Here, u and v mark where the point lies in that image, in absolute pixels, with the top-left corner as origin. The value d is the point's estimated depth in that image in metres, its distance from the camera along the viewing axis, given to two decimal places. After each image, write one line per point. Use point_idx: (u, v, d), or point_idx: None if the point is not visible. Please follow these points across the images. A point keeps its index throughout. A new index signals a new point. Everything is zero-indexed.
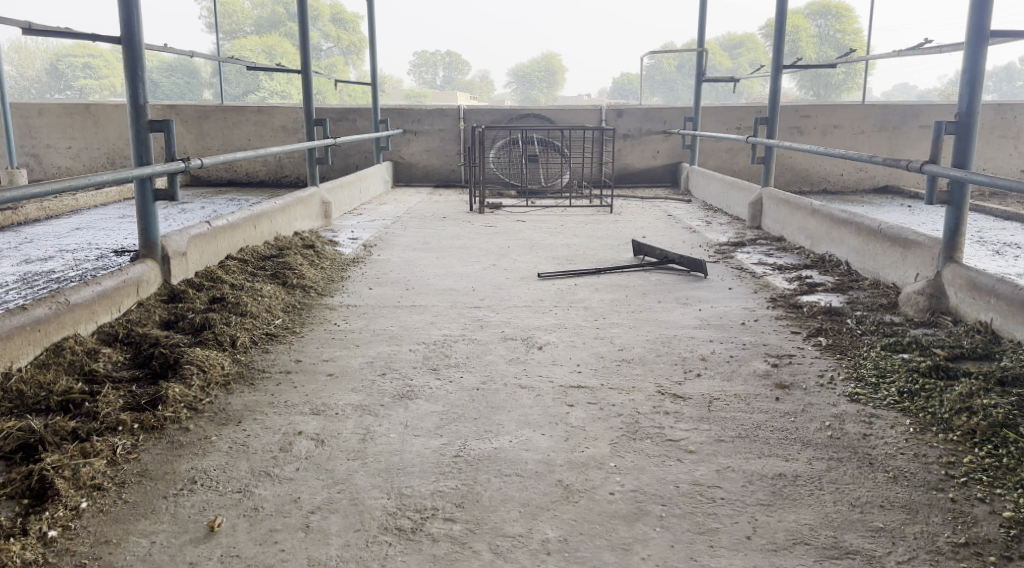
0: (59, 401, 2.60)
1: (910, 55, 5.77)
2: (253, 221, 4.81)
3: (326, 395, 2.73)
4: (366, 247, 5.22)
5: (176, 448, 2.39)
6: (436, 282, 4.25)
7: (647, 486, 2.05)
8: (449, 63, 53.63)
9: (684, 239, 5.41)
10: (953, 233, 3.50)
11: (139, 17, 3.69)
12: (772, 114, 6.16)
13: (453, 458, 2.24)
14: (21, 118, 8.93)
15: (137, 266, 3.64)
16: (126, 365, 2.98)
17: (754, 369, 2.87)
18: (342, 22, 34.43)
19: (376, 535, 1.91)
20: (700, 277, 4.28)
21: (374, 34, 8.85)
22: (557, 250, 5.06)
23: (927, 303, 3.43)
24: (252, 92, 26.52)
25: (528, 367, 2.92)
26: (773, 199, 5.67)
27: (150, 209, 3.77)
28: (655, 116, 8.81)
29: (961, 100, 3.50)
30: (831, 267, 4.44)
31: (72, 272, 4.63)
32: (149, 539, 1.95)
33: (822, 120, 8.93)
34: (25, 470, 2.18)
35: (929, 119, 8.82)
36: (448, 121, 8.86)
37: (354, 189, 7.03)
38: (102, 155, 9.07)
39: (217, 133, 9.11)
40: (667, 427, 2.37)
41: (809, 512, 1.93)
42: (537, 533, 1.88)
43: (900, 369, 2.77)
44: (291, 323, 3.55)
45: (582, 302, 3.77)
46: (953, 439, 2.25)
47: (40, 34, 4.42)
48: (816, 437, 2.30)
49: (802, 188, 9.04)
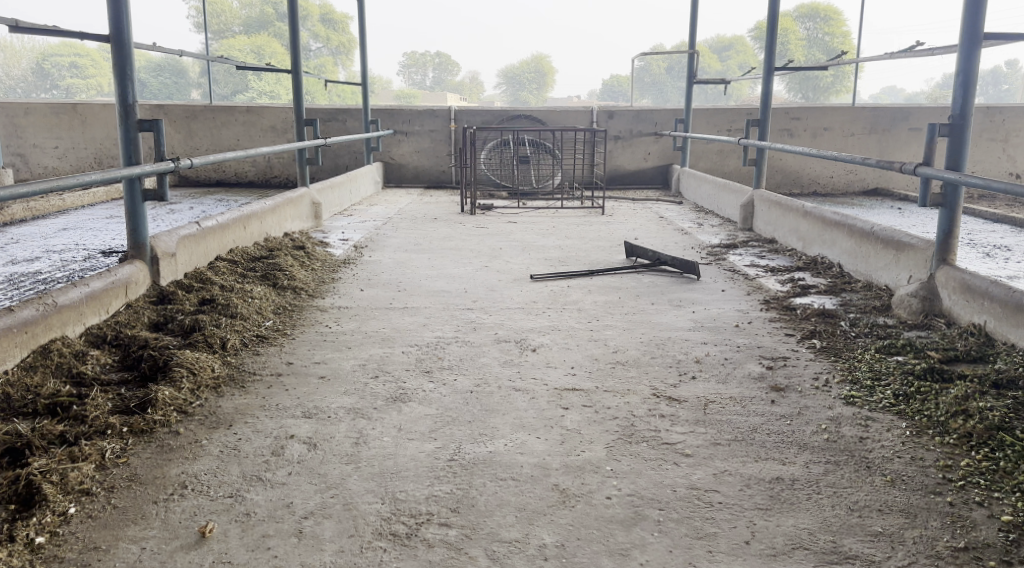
0: (46, 404, 2.56)
1: (903, 58, 5.78)
2: (242, 222, 4.77)
3: (318, 398, 2.71)
4: (357, 248, 5.19)
5: (166, 452, 2.36)
6: (429, 283, 4.22)
7: (644, 490, 2.04)
8: (438, 64, 53.54)
9: (676, 241, 5.40)
10: (946, 236, 3.51)
11: (128, 15, 3.64)
12: (764, 116, 6.15)
13: (448, 462, 2.22)
14: (7, 118, 8.84)
15: (126, 267, 3.60)
16: (114, 367, 2.95)
17: (749, 371, 2.86)
18: (332, 22, 34.32)
19: (371, 541, 1.89)
20: (692, 279, 4.27)
21: (364, 34, 8.81)
22: (550, 252, 5.04)
23: (920, 306, 3.44)
24: (241, 92, 26.39)
25: (523, 369, 2.91)
26: (765, 200, 5.67)
27: (139, 209, 3.73)
28: (646, 118, 8.80)
29: (954, 103, 3.51)
30: (823, 269, 4.45)
31: (59, 273, 4.58)
32: (139, 545, 1.92)
33: (813, 122, 8.94)
34: (12, 475, 2.14)
35: (918, 121, 8.85)
36: (439, 122, 8.83)
37: (344, 190, 7.00)
38: (89, 155, 9.00)
39: (206, 134, 9.04)
40: (664, 431, 2.36)
41: (807, 516, 1.92)
42: (534, 539, 1.86)
43: (895, 371, 2.77)
44: (281, 325, 3.51)
45: (576, 304, 3.76)
46: (950, 442, 2.25)
47: (27, 33, 4.37)
48: (813, 440, 2.29)
49: (792, 190, 9.06)
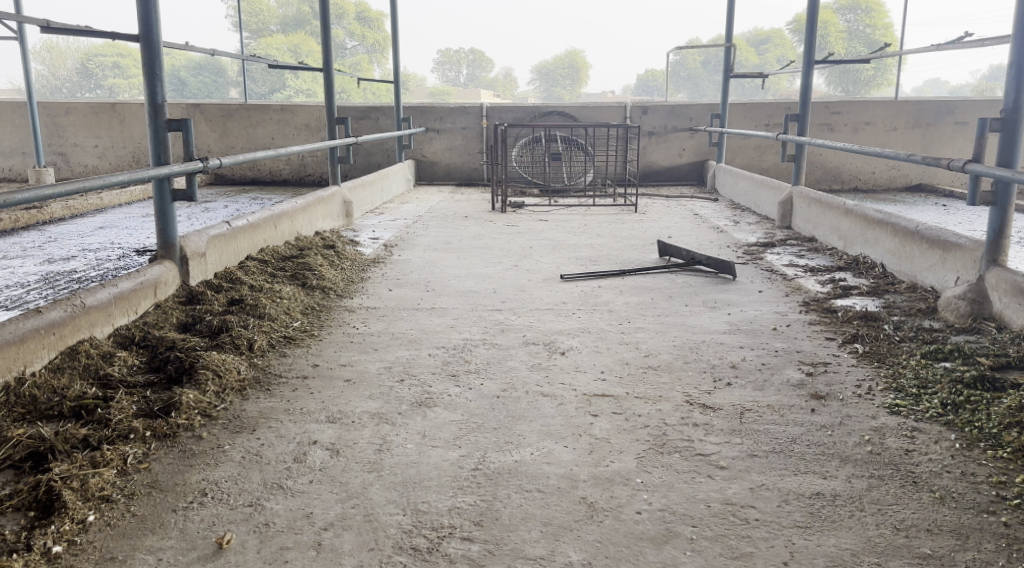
0: (72, 406, 2.54)
1: (947, 50, 5.57)
2: (274, 220, 4.75)
3: (343, 403, 2.65)
4: (387, 247, 5.14)
5: (188, 458, 2.32)
6: (458, 283, 4.16)
7: (676, 506, 1.95)
8: (472, 62, 53.69)
9: (712, 240, 5.27)
10: (997, 234, 3.35)
11: (158, 16, 3.60)
12: (803, 110, 5.96)
13: (472, 471, 2.15)
14: (48, 118, 8.98)
15: (155, 268, 3.58)
16: (141, 368, 2.91)
17: (787, 377, 2.75)
18: (368, 20, 34.47)
19: (391, 555, 1.83)
20: (728, 279, 4.16)
21: (396, 32, 8.78)
22: (581, 251, 4.95)
23: (969, 309, 3.29)
24: (278, 91, 26.73)
25: (551, 373, 2.82)
26: (805, 198, 5.51)
27: (168, 210, 3.71)
28: (681, 113, 8.67)
29: (1007, 97, 3.35)
30: (867, 269, 4.29)
31: (93, 272, 4.60)
32: (155, 556, 1.87)
33: (853, 117, 8.71)
34: (33, 481, 2.11)
35: (964, 115, 8.61)
36: (470, 119, 8.78)
37: (375, 188, 6.95)
38: (127, 154, 9.09)
39: (240, 132, 9.09)
40: (697, 441, 2.26)
41: (850, 536, 1.82)
42: (560, 556, 1.78)
43: (942, 379, 2.64)
44: (309, 326, 3.48)
45: (606, 305, 3.67)
46: (1003, 457, 2.13)
47: (59, 33, 4.37)
48: (855, 453, 2.18)
49: (832, 186, 8.84)
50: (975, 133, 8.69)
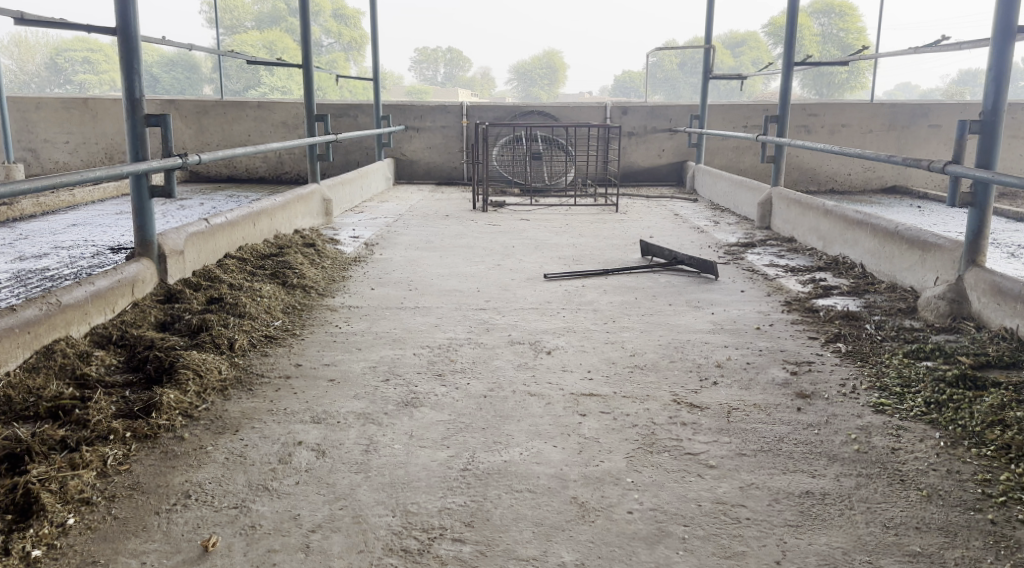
0: (48, 407, 2.49)
1: (924, 52, 5.62)
2: (252, 218, 4.69)
3: (328, 403, 2.61)
4: (368, 246, 5.10)
5: (169, 459, 2.28)
6: (442, 282, 4.14)
7: (667, 505, 1.94)
8: (450, 61, 53.54)
9: (693, 240, 5.29)
10: (975, 235, 3.39)
11: (136, 8, 3.53)
12: (782, 112, 5.99)
13: (461, 472, 2.13)
14: (18, 112, 8.80)
15: (133, 265, 3.52)
16: (119, 368, 2.86)
17: (773, 377, 2.75)
18: (344, 17, 34.27)
19: (381, 557, 1.80)
20: (710, 279, 4.17)
21: (376, 30, 8.73)
22: (563, 250, 4.94)
23: (948, 308, 3.32)
24: (254, 88, 26.45)
25: (538, 373, 2.81)
26: (784, 198, 5.54)
27: (146, 207, 3.64)
28: (660, 113, 8.69)
29: (985, 98, 3.38)
30: (846, 269, 4.32)
31: (66, 269, 4.52)
32: (139, 560, 1.84)
33: (830, 119, 8.79)
34: (10, 483, 2.06)
35: (938, 118, 8.71)
36: (450, 118, 8.74)
37: (354, 186, 6.90)
38: (99, 151, 8.95)
39: (216, 129, 8.98)
40: (686, 440, 2.26)
41: (840, 534, 1.82)
42: (552, 557, 1.77)
43: (925, 378, 2.66)
44: (291, 325, 3.43)
45: (591, 304, 3.67)
46: (987, 454, 2.15)
47: (33, 25, 4.28)
48: (842, 452, 2.19)
49: (809, 187, 8.92)
50: (948, 136, 8.81)
